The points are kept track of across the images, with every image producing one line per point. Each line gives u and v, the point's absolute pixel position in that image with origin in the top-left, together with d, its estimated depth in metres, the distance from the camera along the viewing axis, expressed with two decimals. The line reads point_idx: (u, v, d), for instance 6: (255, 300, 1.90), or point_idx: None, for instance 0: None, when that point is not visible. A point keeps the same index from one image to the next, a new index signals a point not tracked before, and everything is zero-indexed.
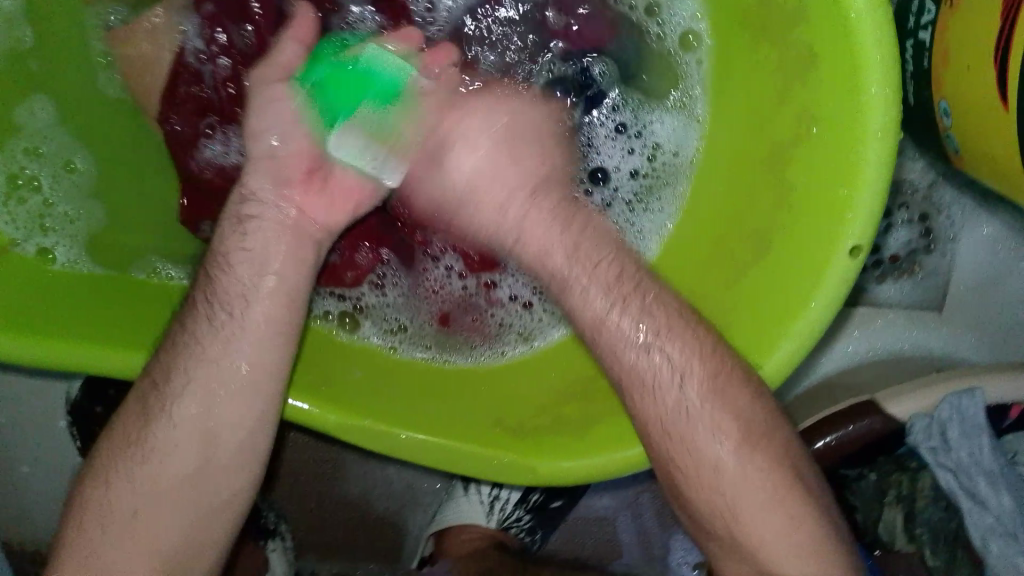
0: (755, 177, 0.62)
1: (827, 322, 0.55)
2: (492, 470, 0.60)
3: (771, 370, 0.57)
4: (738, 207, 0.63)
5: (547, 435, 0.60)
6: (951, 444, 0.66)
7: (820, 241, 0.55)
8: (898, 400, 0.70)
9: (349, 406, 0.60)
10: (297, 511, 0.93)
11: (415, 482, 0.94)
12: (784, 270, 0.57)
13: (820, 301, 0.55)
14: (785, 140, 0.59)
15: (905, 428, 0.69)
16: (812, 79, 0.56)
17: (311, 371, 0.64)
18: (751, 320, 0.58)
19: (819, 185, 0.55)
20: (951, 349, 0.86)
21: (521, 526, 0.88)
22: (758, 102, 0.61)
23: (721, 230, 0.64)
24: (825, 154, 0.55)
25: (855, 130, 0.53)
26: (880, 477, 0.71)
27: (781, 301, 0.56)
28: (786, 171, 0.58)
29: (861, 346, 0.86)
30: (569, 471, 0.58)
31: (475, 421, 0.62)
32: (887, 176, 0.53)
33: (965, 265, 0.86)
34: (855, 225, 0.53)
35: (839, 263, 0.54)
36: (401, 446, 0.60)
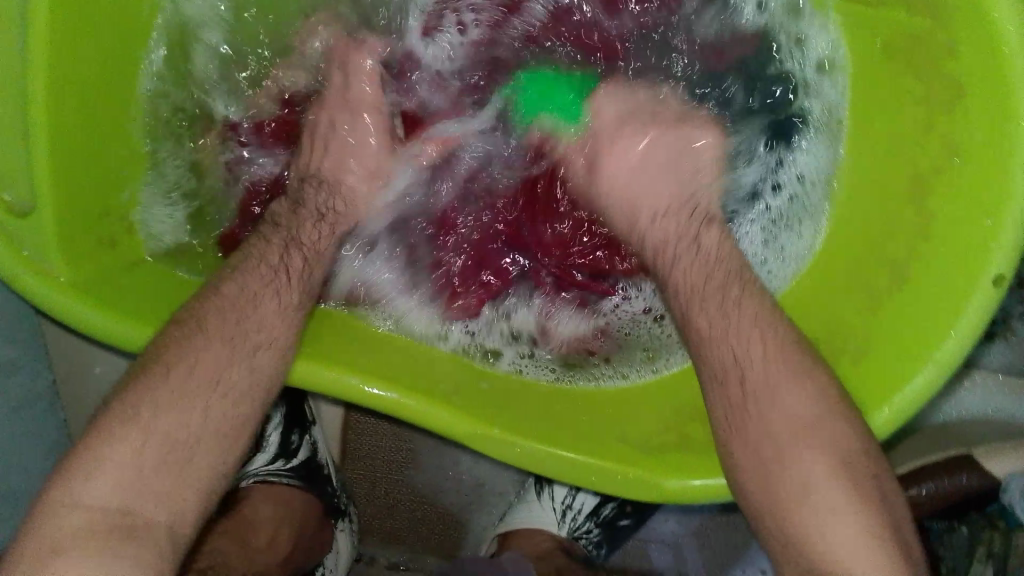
0: (895, 206, 0.65)
1: (967, 351, 0.59)
2: (615, 485, 0.66)
3: (911, 394, 0.59)
4: (874, 238, 0.67)
5: (669, 458, 0.66)
6: None
7: (959, 277, 0.59)
8: (999, 458, 0.70)
9: (478, 416, 0.67)
10: (366, 492, 0.95)
11: (486, 481, 0.96)
12: (921, 304, 0.61)
13: (956, 336, 0.58)
14: (925, 176, 0.62)
15: (1002, 487, 0.69)
16: (956, 117, 0.59)
17: (436, 381, 0.70)
18: (883, 353, 0.62)
19: (964, 216, 0.59)
20: None
21: (590, 538, 0.88)
22: (897, 137, 0.66)
23: (857, 256, 0.68)
24: (970, 186, 0.59)
25: (999, 167, 0.57)
26: (971, 531, 0.71)
27: (915, 334, 0.60)
28: (925, 206, 0.62)
29: (956, 407, 0.87)
30: (694, 489, 0.64)
31: (603, 438, 0.68)
32: None
33: None
34: (998, 259, 0.57)
35: (982, 292, 0.58)
36: (536, 458, 0.66)
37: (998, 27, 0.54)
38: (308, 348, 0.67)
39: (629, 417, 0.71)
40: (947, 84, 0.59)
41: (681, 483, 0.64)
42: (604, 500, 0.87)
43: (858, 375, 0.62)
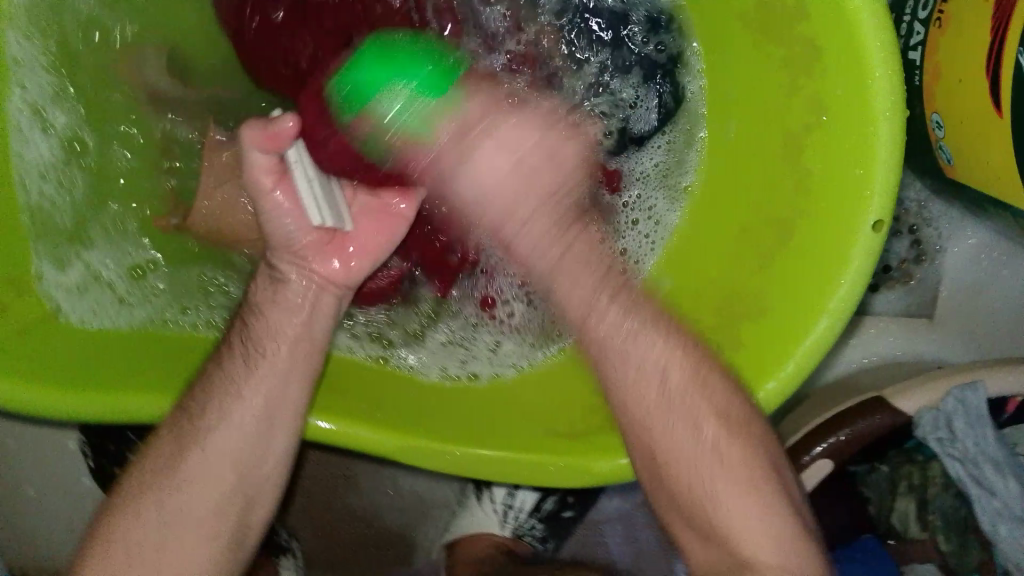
0: (772, 170, 0.68)
1: (857, 296, 0.62)
2: (550, 476, 0.67)
3: (814, 341, 0.62)
4: (754, 195, 0.69)
5: (594, 436, 0.68)
6: (957, 434, 0.69)
7: (841, 223, 0.62)
8: (907, 394, 0.72)
9: (406, 429, 0.67)
10: (309, 526, 0.94)
11: (425, 494, 0.95)
12: (810, 253, 0.63)
13: (847, 280, 0.61)
14: (795, 132, 0.65)
15: (914, 421, 0.71)
16: (815, 72, 0.62)
17: (351, 398, 0.70)
18: (782, 307, 0.64)
19: (837, 169, 0.62)
20: (941, 353, 0.91)
21: (534, 534, 0.89)
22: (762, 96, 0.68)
23: (743, 221, 0.70)
24: (839, 138, 0.61)
25: (864, 116, 0.60)
26: (892, 468, 0.74)
27: (811, 283, 0.63)
28: (800, 160, 0.65)
29: (855, 353, 0.91)
30: (623, 467, 0.66)
31: (526, 432, 0.69)
32: (898, 152, 0.60)
33: (954, 267, 0.89)
34: (873, 204, 0.60)
35: (867, 237, 0.61)
36: (460, 459, 0.66)
37: None
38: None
39: (551, 406, 0.72)
40: (805, 47, 0.62)
41: (611, 462, 0.66)
42: (545, 494, 0.87)
43: (764, 333, 0.65)
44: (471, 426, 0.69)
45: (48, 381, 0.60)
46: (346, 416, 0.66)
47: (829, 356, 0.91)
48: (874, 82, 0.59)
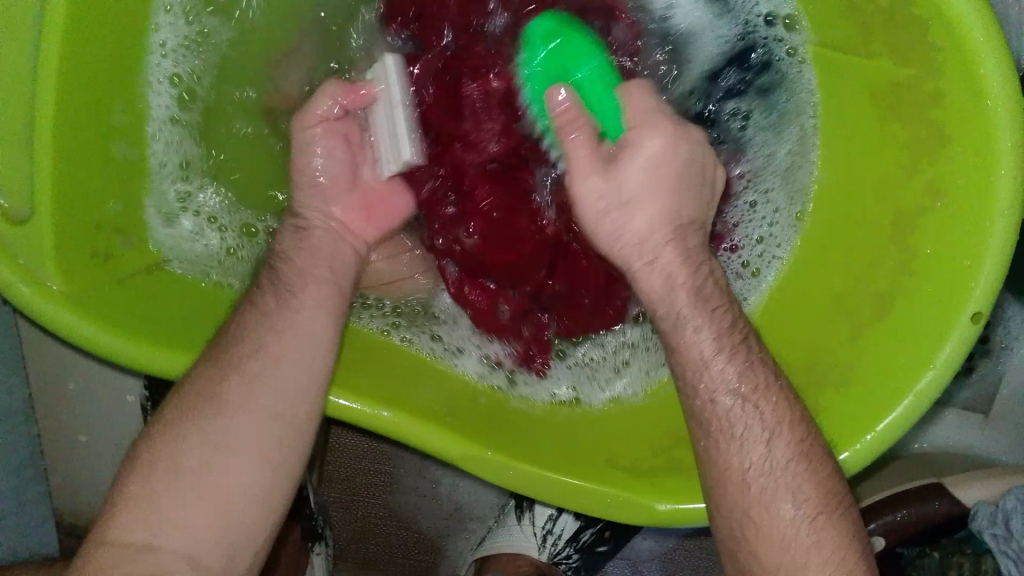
0: (873, 246, 0.69)
1: (944, 382, 0.64)
2: (609, 507, 0.68)
3: (896, 421, 0.64)
4: (854, 264, 0.71)
5: (659, 479, 0.69)
6: (1014, 533, 0.70)
7: (941, 310, 0.63)
8: (965, 486, 0.74)
9: (478, 439, 0.69)
10: (343, 518, 0.95)
11: (464, 504, 0.96)
12: (904, 331, 0.65)
13: (937, 367, 0.63)
14: (908, 211, 0.66)
15: (970, 513, 0.73)
16: (942, 157, 0.63)
17: (422, 399, 0.72)
18: (870, 379, 0.66)
19: (942, 258, 0.64)
20: (989, 448, 0.92)
21: (569, 563, 0.89)
22: (878, 169, 0.69)
23: (840, 286, 0.71)
24: (949, 228, 0.63)
25: (982, 210, 0.61)
26: (944, 556, 0.74)
27: (901, 362, 0.65)
28: (906, 240, 0.67)
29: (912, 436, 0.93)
30: (689, 511, 0.67)
31: (594, 462, 0.71)
32: (1008, 251, 0.61)
33: (1017, 368, 0.91)
34: (975, 296, 0.62)
35: (962, 328, 0.62)
36: (521, 478, 0.68)
37: (985, 77, 0.59)
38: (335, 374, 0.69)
39: (617, 439, 0.74)
40: (933, 130, 0.63)
41: (676, 505, 0.68)
42: (584, 525, 0.88)
43: (846, 403, 0.67)
44: (538, 446, 0.71)
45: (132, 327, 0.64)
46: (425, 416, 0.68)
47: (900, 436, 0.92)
48: (997, 180, 0.60)
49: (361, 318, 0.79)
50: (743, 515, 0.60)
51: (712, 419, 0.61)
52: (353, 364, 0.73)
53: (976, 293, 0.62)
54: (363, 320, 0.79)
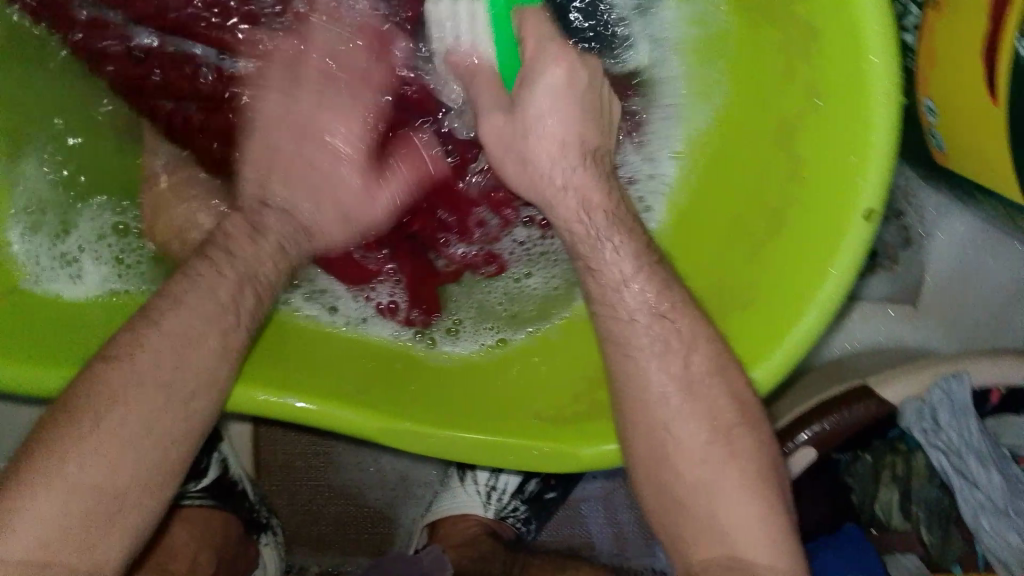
0: (770, 155, 0.67)
1: (845, 286, 0.62)
2: (535, 461, 0.66)
3: (804, 332, 0.63)
4: (751, 179, 0.69)
5: (577, 425, 0.67)
6: (941, 425, 0.69)
7: (834, 211, 0.61)
8: (891, 383, 0.72)
9: (390, 411, 0.66)
10: (287, 503, 0.93)
11: (408, 473, 0.95)
12: (801, 238, 0.63)
13: (837, 270, 0.61)
14: (790, 116, 0.64)
15: (896, 411, 0.72)
16: (815, 58, 0.61)
17: (320, 372, 0.68)
18: (776, 291, 0.64)
19: (831, 157, 0.61)
20: (922, 341, 0.92)
21: (517, 516, 0.88)
22: (763, 81, 0.67)
23: (741, 202, 0.70)
24: (835, 123, 0.61)
25: (860, 103, 0.59)
26: (875, 458, 0.74)
27: (802, 269, 0.63)
28: (793, 146, 0.64)
29: (841, 339, 0.92)
30: (607, 453, 0.65)
31: (511, 415, 0.68)
32: (892, 143, 0.59)
33: (938, 255, 0.91)
34: (865, 193, 0.60)
35: (858, 228, 0.60)
36: (436, 444, 0.66)
37: None
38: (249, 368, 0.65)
39: (535, 390, 0.72)
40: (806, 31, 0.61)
41: (596, 449, 0.65)
42: (527, 476, 0.86)
43: (752, 321, 0.65)
44: (454, 407, 0.69)
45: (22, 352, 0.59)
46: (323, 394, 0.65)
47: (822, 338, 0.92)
48: (871, 69, 0.58)
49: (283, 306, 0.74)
50: (678, 464, 0.61)
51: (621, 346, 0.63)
52: (244, 351, 0.68)
53: (866, 190, 0.60)
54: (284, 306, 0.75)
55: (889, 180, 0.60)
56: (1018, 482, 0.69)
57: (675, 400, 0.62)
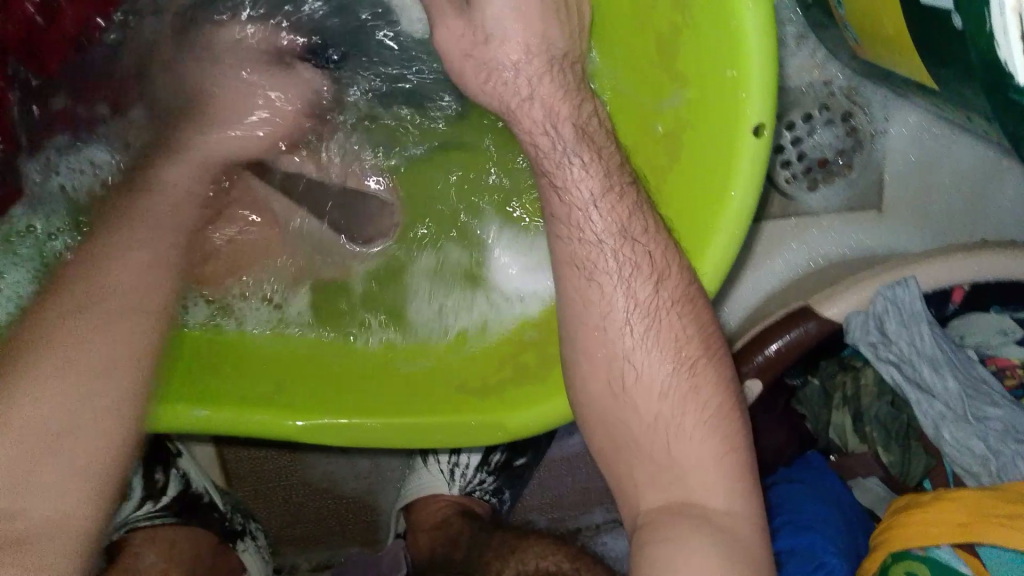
0: (657, 79, 0.62)
1: (752, 206, 0.57)
2: (467, 437, 0.63)
3: (714, 261, 0.58)
4: (649, 114, 0.63)
5: (503, 395, 0.64)
6: (890, 336, 0.65)
7: (723, 129, 0.56)
8: (835, 300, 0.67)
9: (310, 409, 0.63)
10: (265, 507, 0.93)
11: (379, 461, 0.93)
12: (701, 163, 0.58)
13: (739, 190, 0.56)
14: (668, 32, 0.59)
15: (843, 328, 0.67)
16: None
17: (238, 376, 0.66)
18: (687, 224, 0.60)
19: (710, 70, 0.56)
20: (893, 244, 0.85)
21: (484, 489, 0.86)
22: (635, 7, 0.62)
23: (639, 144, 0.65)
24: (708, 33, 0.56)
25: (726, 8, 0.54)
26: (824, 380, 0.70)
27: (706, 197, 0.58)
28: (676, 67, 0.59)
29: (799, 256, 0.85)
30: (534, 420, 0.63)
31: (440, 396, 0.66)
32: (769, 44, 0.54)
33: (894, 149, 0.83)
34: (751, 106, 0.55)
35: (749, 143, 0.55)
36: (362, 435, 0.63)
37: None
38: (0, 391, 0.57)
39: (467, 366, 0.69)
40: None
41: (520, 417, 0.63)
42: (490, 448, 0.84)
43: None
44: (379, 395, 0.66)
45: None
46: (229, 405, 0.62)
47: (743, 273, 0.86)
48: None
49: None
50: (600, 420, 0.59)
51: None
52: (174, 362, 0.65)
53: (750, 101, 0.54)
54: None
55: (775, 85, 0.55)
56: (980, 382, 0.64)
57: (583, 350, 0.59)
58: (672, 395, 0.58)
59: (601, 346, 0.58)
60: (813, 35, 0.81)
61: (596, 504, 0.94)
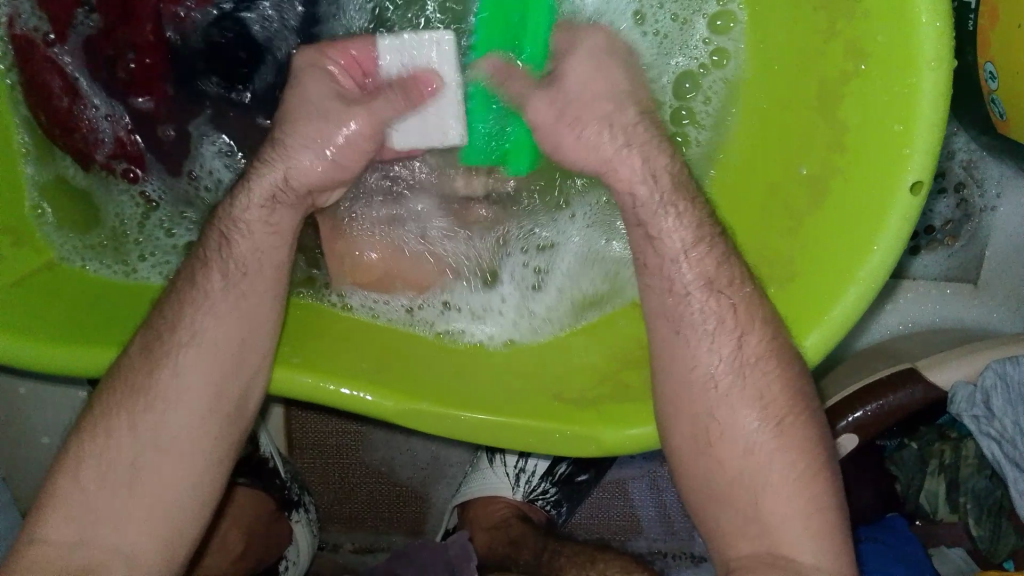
0: (811, 123, 0.62)
1: (893, 262, 0.57)
2: (558, 444, 0.63)
3: (844, 309, 0.58)
4: (791, 155, 0.64)
5: (603, 409, 0.64)
6: (995, 412, 0.65)
7: (877, 183, 0.57)
8: (941, 367, 0.67)
9: (407, 392, 0.64)
10: (321, 481, 0.93)
11: (440, 454, 0.94)
12: (843, 211, 0.59)
13: (883, 245, 0.57)
14: (834, 78, 0.60)
15: (948, 397, 0.67)
16: (857, 18, 0.57)
17: (343, 353, 0.67)
18: (815, 265, 0.60)
19: (874, 124, 0.57)
20: (985, 322, 0.85)
21: (546, 499, 0.86)
22: (799, 49, 0.63)
23: (773, 184, 0.65)
24: (879, 87, 0.56)
25: (907, 65, 0.54)
26: (923, 447, 0.71)
27: (844, 245, 0.58)
28: (835, 114, 0.60)
29: (892, 319, 0.86)
30: (633, 437, 0.62)
31: (537, 399, 0.66)
32: (942, 106, 0.54)
33: (1002, 228, 0.84)
34: (913, 164, 0.55)
35: (903, 201, 0.56)
36: (460, 425, 0.63)
37: None
38: (28, 330, 0.60)
39: (561, 372, 0.68)
40: None
41: (620, 433, 0.62)
42: (557, 459, 0.85)
43: (789, 301, 0.61)
44: (476, 389, 0.66)
45: (44, 337, 0.60)
46: (335, 374, 0.63)
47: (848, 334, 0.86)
48: (919, 31, 0.54)
49: (73, 261, 0.70)
50: (708, 461, 0.59)
51: (666, 335, 0.60)
52: (298, 333, 0.68)
53: (914, 159, 0.55)
54: (91, 264, 0.70)
55: (939, 149, 0.55)
56: None
57: (692, 403, 0.59)
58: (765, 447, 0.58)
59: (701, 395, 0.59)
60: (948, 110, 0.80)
61: (626, 535, 0.94)
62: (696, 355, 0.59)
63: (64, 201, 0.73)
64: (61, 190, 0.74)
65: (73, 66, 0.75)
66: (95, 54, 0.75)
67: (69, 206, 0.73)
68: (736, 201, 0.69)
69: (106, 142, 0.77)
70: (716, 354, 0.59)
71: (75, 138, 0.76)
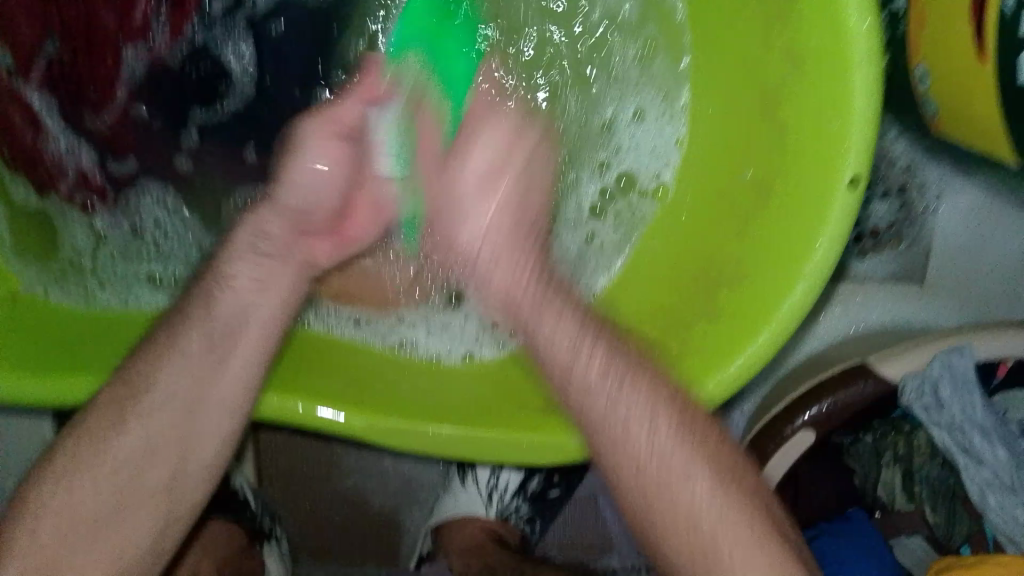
0: (756, 127, 0.65)
1: (836, 257, 0.59)
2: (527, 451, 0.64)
3: (793, 305, 0.60)
4: (739, 161, 0.67)
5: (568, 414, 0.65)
6: (944, 402, 0.66)
7: (817, 180, 0.59)
8: (891, 361, 0.70)
9: (377, 407, 0.65)
10: (293, 510, 0.93)
11: (411, 477, 0.94)
12: (786, 210, 0.61)
13: (826, 240, 0.59)
14: (773, 85, 0.63)
15: (899, 389, 0.69)
16: (789, 25, 0.60)
17: (317, 372, 0.68)
18: (764, 264, 0.62)
19: (811, 125, 0.60)
20: (932, 320, 0.88)
21: (519, 515, 0.87)
22: (739, 59, 0.66)
23: (725, 189, 0.68)
24: (814, 92, 0.59)
25: (838, 67, 0.57)
26: (878, 437, 0.73)
27: (792, 241, 0.60)
28: (776, 118, 0.63)
29: (843, 320, 0.89)
30: None
31: (505, 408, 0.66)
32: (873, 104, 0.57)
33: (945, 228, 0.87)
34: (849, 161, 0.58)
35: (842, 197, 0.58)
36: (427, 438, 0.64)
37: None
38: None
39: (528, 383, 0.69)
40: None
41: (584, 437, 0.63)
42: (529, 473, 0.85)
43: (741, 300, 0.63)
44: (444, 402, 0.67)
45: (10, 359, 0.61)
46: (310, 393, 0.64)
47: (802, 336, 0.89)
48: (847, 33, 0.57)
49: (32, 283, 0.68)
50: (654, 528, 0.52)
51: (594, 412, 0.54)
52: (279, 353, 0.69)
53: (849, 157, 0.58)
54: (48, 287, 0.69)
55: (873, 146, 0.58)
56: None
57: (640, 491, 0.52)
58: (723, 511, 0.51)
59: (652, 471, 0.52)
60: (887, 119, 0.84)
61: (602, 552, 0.94)
62: (626, 419, 0.53)
63: (24, 225, 0.73)
64: (23, 216, 0.73)
65: (40, 103, 0.78)
66: (61, 93, 0.78)
67: (29, 232, 0.72)
68: (691, 208, 0.71)
69: (69, 175, 0.79)
70: (650, 431, 0.53)
71: (39, 172, 0.77)
